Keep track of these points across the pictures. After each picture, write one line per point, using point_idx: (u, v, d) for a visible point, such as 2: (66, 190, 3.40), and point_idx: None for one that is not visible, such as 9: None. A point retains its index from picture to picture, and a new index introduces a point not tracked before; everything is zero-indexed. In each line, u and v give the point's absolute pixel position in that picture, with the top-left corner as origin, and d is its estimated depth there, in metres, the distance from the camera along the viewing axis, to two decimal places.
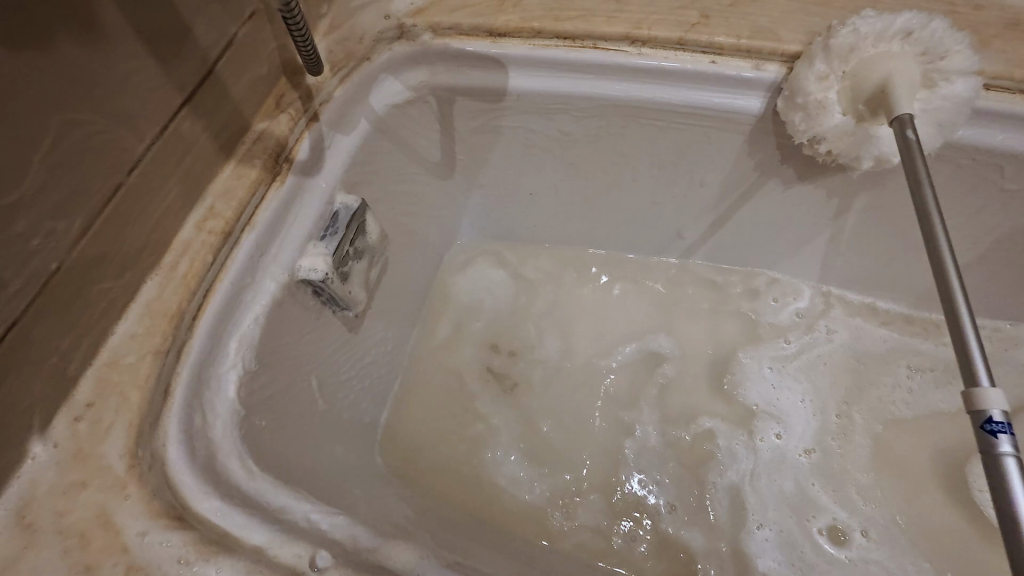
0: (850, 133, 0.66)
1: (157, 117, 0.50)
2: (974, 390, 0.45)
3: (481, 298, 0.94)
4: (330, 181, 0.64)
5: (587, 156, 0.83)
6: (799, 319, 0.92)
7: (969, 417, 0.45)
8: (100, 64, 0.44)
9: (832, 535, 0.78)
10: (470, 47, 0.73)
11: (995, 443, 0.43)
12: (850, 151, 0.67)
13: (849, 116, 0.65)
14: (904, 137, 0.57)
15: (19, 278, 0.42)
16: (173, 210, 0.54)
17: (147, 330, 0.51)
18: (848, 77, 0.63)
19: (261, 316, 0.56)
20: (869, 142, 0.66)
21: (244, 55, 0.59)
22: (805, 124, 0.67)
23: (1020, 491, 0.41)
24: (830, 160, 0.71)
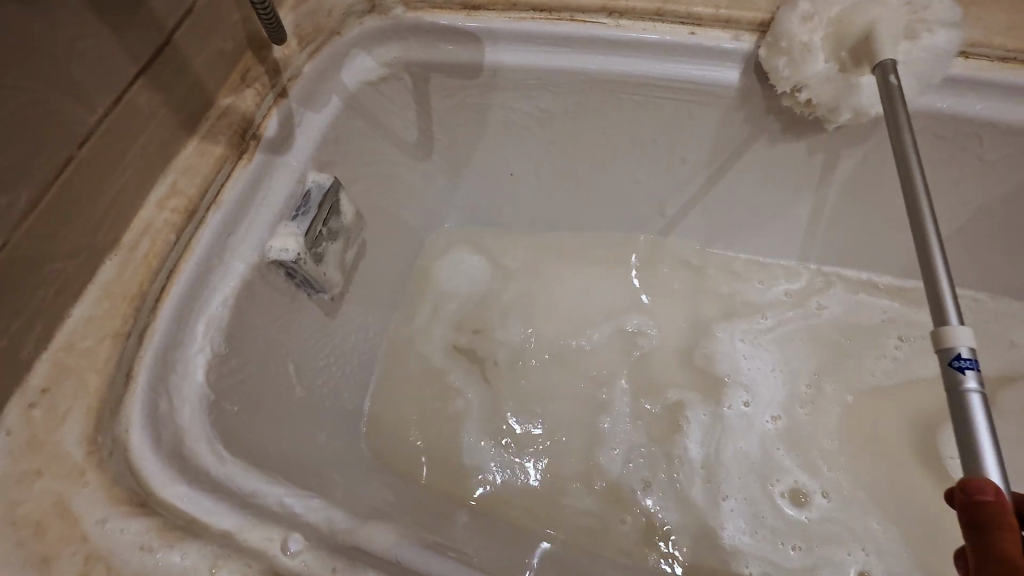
0: (832, 81, 0.64)
1: (109, 88, 0.47)
2: (943, 329, 0.45)
3: (463, 282, 0.92)
4: (301, 160, 0.62)
5: (567, 135, 0.82)
6: (789, 303, 0.92)
7: (936, 354, 0.46)
8: (42, 28, 0.42)
9: (794, 498, 0.78)
10: (443, 20, 0.71)
11: (961, 380, 0.43)
12: (832, 101, 0.66)
13: (831, 65, 0.64)
14: (887, 82, 0.58)
15: None
16: (132, 188, 0.51)
17: (106, 312, 0.48)
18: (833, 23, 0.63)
19: (230, 297, 0.53)
20: (850, 92, 0.65)
21: (205, 26, 0.56)
22: (788, 70, 0.65)
23: (982, 423, 0.42)
24: (808, 113, 0.70)
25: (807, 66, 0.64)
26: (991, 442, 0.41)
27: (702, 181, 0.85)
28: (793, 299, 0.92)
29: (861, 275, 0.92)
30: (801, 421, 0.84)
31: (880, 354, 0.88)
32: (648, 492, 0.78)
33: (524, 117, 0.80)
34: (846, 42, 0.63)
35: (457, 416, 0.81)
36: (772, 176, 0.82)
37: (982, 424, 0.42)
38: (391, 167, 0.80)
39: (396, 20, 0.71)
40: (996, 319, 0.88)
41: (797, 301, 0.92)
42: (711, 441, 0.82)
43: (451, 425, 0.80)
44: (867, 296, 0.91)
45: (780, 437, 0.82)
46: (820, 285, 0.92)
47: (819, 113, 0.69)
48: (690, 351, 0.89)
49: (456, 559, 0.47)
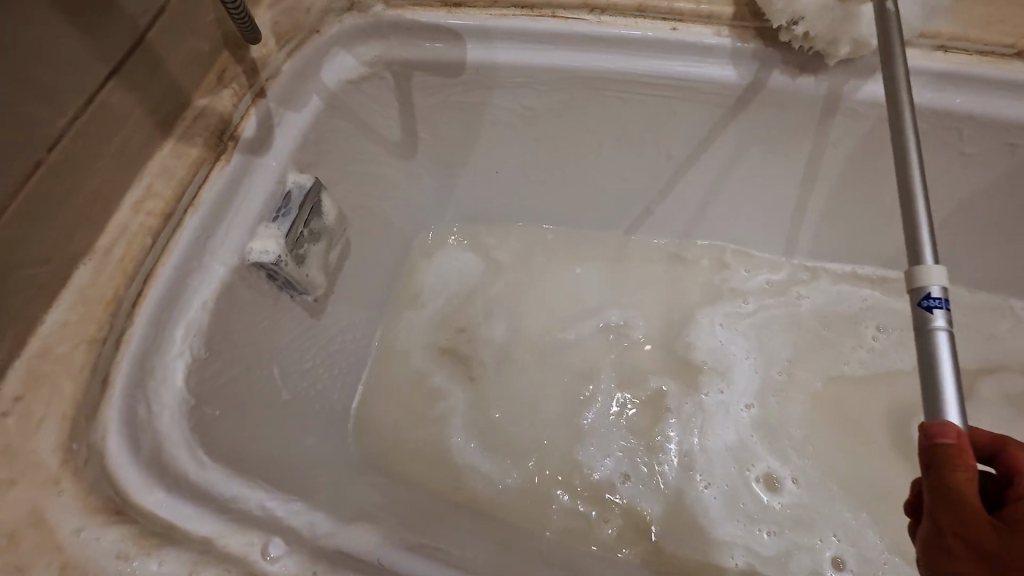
0: (829, 15, 0.62)
1: (79, 89, 0.46)
2: (917, 268, 0.44)
3: (450, 281, 0.92)
4: (281, 160, 0.62)
5: (551, 131, 0.82)
6: (772, 292, 0.92)
7: (908, 295, 0.45)
8: (7, 29, 0.41)
9: (767, 483, 0.79)
10: (423, 18, 0.70)
11: (930, 319, 0.43)
12: (830, 35, 0.63)
13: None
14: (880, 6, 0.54)
15: None
16: (105, 190, 0.51)
17: (81, 317, 0.48)
18: None
19: (209, 301, 0.53)
20: (850, 25, 0.62)
21: (179, 25, 0.55)
22: (783, 4, 0.63)
23: (948, 361, 0.42)
24: (807, 48, 0.67)
25: (800, 11, 0.62)
26: (955, 390, 0.41)
27: (685, 176, 0.85)
28: (780, 292, 0.92)
29: (848, 268, 0.92)
30: (775, 408, 0.85)
31: (858, 345, 0.89)
32: (631, 488, 0.78)
33: (508, 115, 0.79)
34: None
35: (445, 416, 0.81)
36: (754, 171, 0.82)
37: (948, 363, 0.42)
38: (374, 166, 0.80)
39: (376, 18, 0.70)
40: (979, 311, 0.89)
41: (780, 291, 0.92)
42: (693, 433, 0.82)
43: (439, 424, 0.80)
44: (852, 289, 0.92)
45: (755, 424, 0.83)
46: (803, 276, 0.93)
47: (818, 49, 0.66)
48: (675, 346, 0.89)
49: (440, 558, 0.47)
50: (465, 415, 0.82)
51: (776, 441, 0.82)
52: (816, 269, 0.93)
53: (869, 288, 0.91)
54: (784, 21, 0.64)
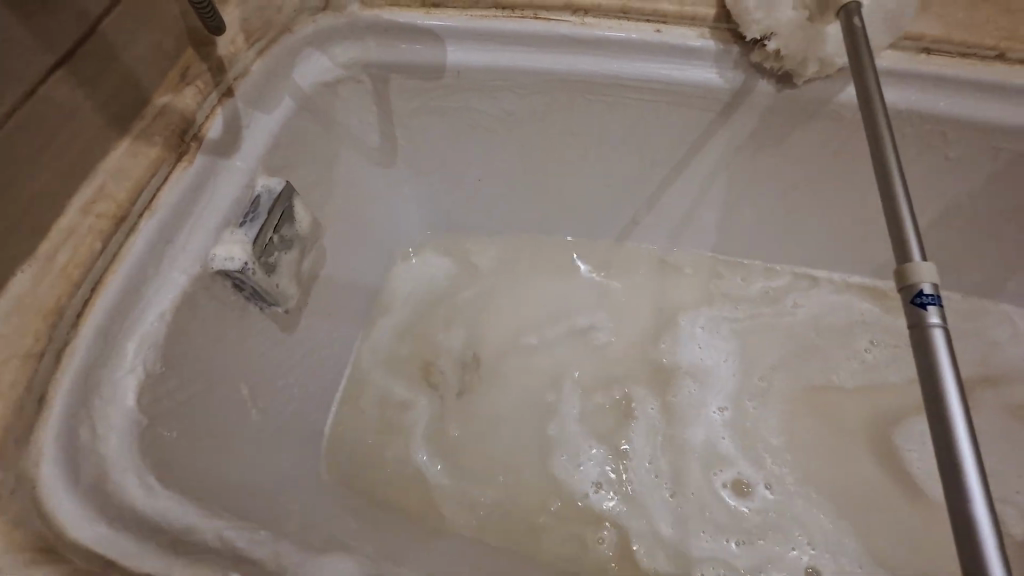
0: (801, 30, 0.62)
1: (19, 79, 0.42)
2: (909, 265, 0.42)
3: (430, 293, 0.89)
4: (249, 162, 0.58)
5: (535, 138, 0.80)
6: (767, 299, 0.91)
7: (899, 293, 0.43)
8: None
9: (736, 488, 0.78)
10: (402, 19, 0.68)
11: (924, 315, 0.40)
12: (799, 52, 0.64)
13: (799, 12, 0.62)
14: (850, 23, 0.57)
15: None
16: (50, 191, 0.46)
17: (15, 328, 0.43)
18: None
19: (166, 312, 0.48)
20: (818, 42, 0.63)
21: (139, 18, 0.52)
22: (761, 12, 0.63)
23: (946, 359, 0.39)
24: (777, 68, 0.67)
25: (775, 23, 0.63)
26: (956, 388, 0.39)
27: (670, 183, 0.84)
28: (771, 299, 0.91)
29: (837, 276, 0.91)
30: (751, 410, 0.83)
31: (851, 355, 0.87)
32: (595, 495, 0.76)
33: (490, 122, 0.77)
34: None
35: (422, 432, 0.77)
36: (740, 178, 0.81)
37: (946, 360, 0.39)
38: (351, 173, 0.77)
39: (352, 18, 0.67)
40: (967, 317, 0.89)
41: (774, 298, 0.91)
42: (677, 442, 0.80)
43: (415, 442, 0.76)
44: (847, 298, 0.90)
45: (726, 426, 0.82)
46: (802, 286, 0.92)
47: (788, 69, 0.66)
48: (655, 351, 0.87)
49: None
50: (443, 431, 0.78)
51: (756, 450, 0.80)
52: (812, 278, 0.92)
53: (852, 294, 0.90)
54: (756, 36, 0.65)
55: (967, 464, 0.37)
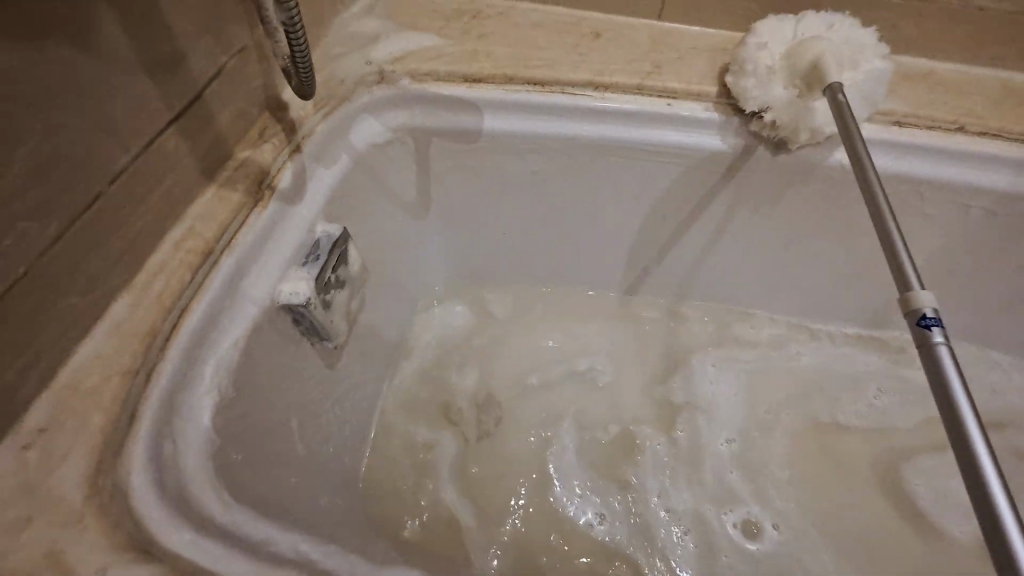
0: (792, 105, 0.72)
1: (144, 130, 0.49)
2: (909, 294, 0.49)
3: (451, 339, 0.96)
4: (313, 211, 0.65)
5: (557, 197, 0.88)
6: (773, 346, 0.99)
7: (905, 317, 0.49)
8: (98, 72, 0.44)
9: (747, 530, 0.83)
10: (446, 91, 0.77)
11: (929, 335, 0.46)
12: (791, 123, 0.73)
13: (791, 90, 0.73)
14: (837, 99, 0.67)
15: None
16: (151, 228, 0.52)
17: (117, 348, 0.47)
18: (785, 58, 0.73)
19: (240, 339, 0.53)
20: (808, 116, 0.72)
21: (233, 85, 0.60)
22: (758, 90, 0.73)
23: (954, 371, 0.44)
24: (773, 136, 0.77)
25: (770, 100, 0.73)
26: (965, 392, 0.43)
27: (678, 237, 0.92)
28: (784, 346, 0.99)
29: (835, 328, 1.00)
30: (756, 445, 0.90)
31: (862, 399, 0.95)
32: (602, 528, 0.80)
33: (517, 182, 0.86)
34: (798, 71, 0.72)
35: (443, 466, 0.82)
36: (742, 234, 0.90)
37: (954, 372, 0.44)
38: (392, 226, 0.84)
39: (401, 89, 0.77)
40: (955, 362, 0.96)
41: (780, 345, 0.99)
42: (690, 476, 0.86)
43: (435, 479, 0.80)
44: (850, 349, 0.99)
45: (733, 460, 0.88)
46: (805, 338, 1.00)
47: (782, 136, 0.76)
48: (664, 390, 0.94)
49: None
50: (462, 471, 0.82)
51: (758, 484, 0.86)
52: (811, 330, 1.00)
53: (853, 341, 0.99)
54: (755, 109, 0.74)
55: (984, 460, 0.40)
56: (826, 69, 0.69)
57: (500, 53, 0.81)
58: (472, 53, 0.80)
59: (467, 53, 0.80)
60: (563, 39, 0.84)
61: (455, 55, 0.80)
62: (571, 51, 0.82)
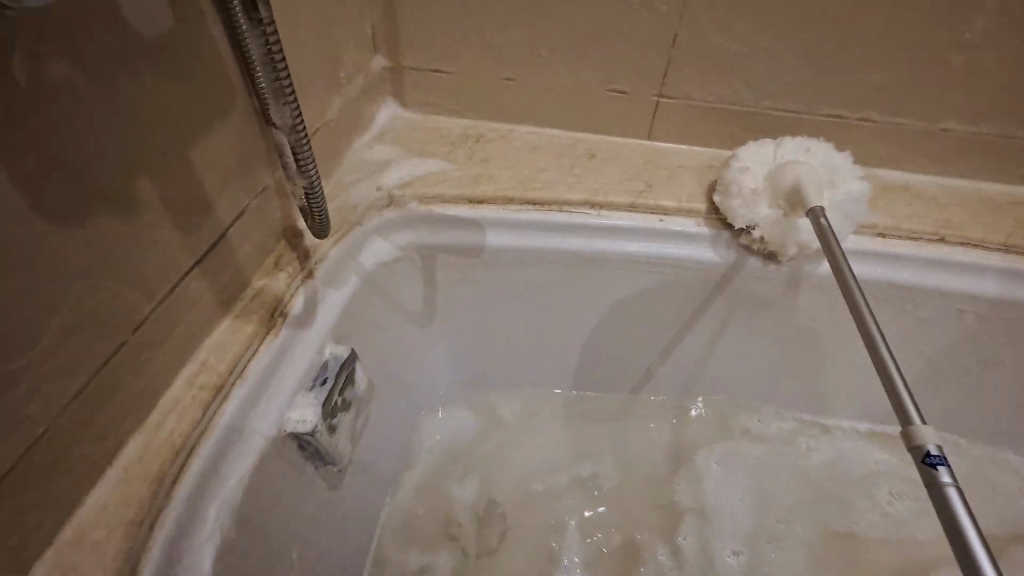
0: (777, 223, 0.76)
1: (168, 278, 0.52)
2: (911, 428, 0.49)
3: (460, 438, 0.98)
4: (323, 332, 0.66)
5: (557, 306, 0.91)
6: (791, 442, 0.99)
7: (911, 452, 0.49)
8: (131, 235, 0.47)
9: None
10: (451, 212, 0.82)
11: (936, 474, 0.46)
12: (779, 239, 0.77)
13: (775, 210, 0.77)
14: (819, 223, 0.70)
15: (7, 445, 0.40)
16: (167, 368, 0.54)
17: (125, 496, 0.48)
18: (768, 179, 0.77)
19: (244, 477, 0.53)
20: (794, 232, 0.77)
21: (253, 222, 0.64)
22: (744, 210, 0.78)
23: (966, 516, 0.43)
24: (761, 248, 0.81)
25: (756, 218, 0.77)
26: (986, 552, 0.42)
27: (676, 340, 0.93)
28: (793, 446, 0.99)
29: (855, 423, 0.99)
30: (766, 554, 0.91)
31: (876, 507, 0.94)
32: None
33: (519, 293, 0.89)
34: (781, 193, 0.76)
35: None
36: (741, 337, 0.91)
37: (967, 518, 0.43)
38: (399, 337, 0.87)
39: (408, 212, 0.81)
40: (968, 461, 0.95)
41: (798, 442, 0.99)
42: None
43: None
44: (867, 445, 0.99)
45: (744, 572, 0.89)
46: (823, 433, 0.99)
47: (770, 249, 0.80)
48: (668, 497, 0.96)
49: None
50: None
51: None
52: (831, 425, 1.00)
53: (863, 439, 0.99)
54: (743, 226, 0.79)
55: None
56: (807, 192, 0.73)
57: (502, 176, 0.87)
58: (475, 177, 0.86)
59: (470, 177, 0.86)
60: (561, 161, 0.90)
61: (460, 179, 0.85)
62: (568, 173, 0.88)
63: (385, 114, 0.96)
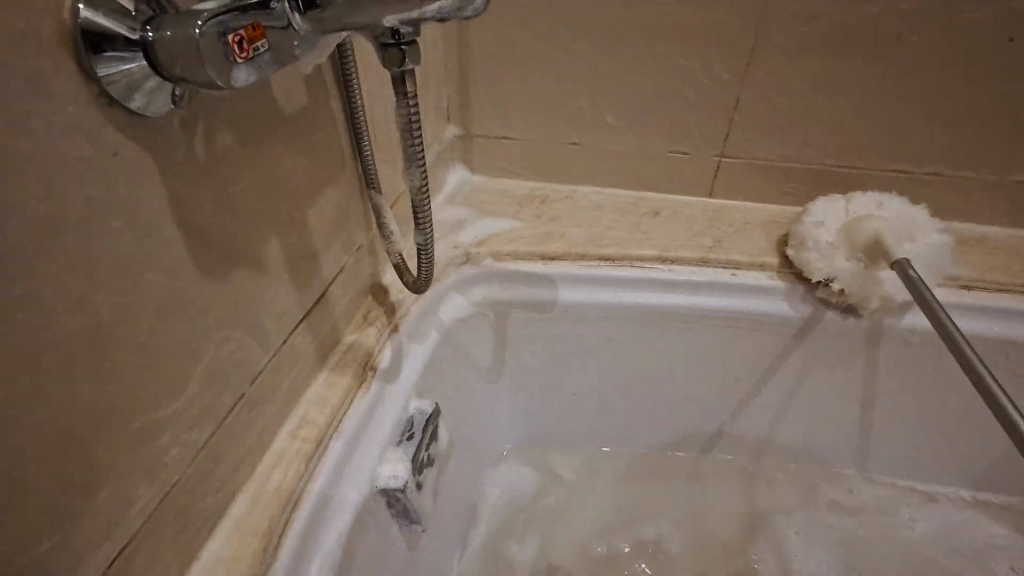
0: (858, 275, 0.76)
1: (283, 330, 0.54)
2: None
3: (523, 499, 0.94)
4: (409, 386, 0.67)
5: (627, 362, 0.90)
6: (882, 511, 0.93)
7: None
8: (261, 290, 0.50)
9: None
10: (525, 268, 0.84)
11: None
12: (860, 291, 0.76)
13: (853, 263, 0.76)
14: (908, 275, 0.70)
15: (148, 493, 0.42)
16: (274, 421, 0.55)
17: (237, 550, 0.48)
18: (843, 232, 0.78)
19: (344, 531, 0.53)
20: (875, 284, 0.76)
21: (350, 279, 0.67)
22: (822, 262, 0.77)
23: None
24: (841, 301, 0.79)
25: (835, 270, 0.77)
26: None
27: (749, 397, 0.90)
28: (883, 513, 0.92)
29: (955, 491, 0.92)
30: None
31: None
32: None
33: (589, 348, 0.89)
34: (859, 245, 0.76)
35: None
36: (819, 394, 0.88)
37: None
38: (472, 393, 0.86)
39: (483, 269, 0.84)
40: None
41: (891, 511, 0.92)
42: None
43: None
44: (972, 516, 0.91)
45: None
46: (920, 501, 0.93)
47: (852, 302, 0.78)
48: (742, 564, 0.90)
49: None
50: None
51: None
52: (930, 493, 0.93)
53: (966, 509, 0.92)
54: (821, 278, 0.78)
55: None
56: (887, 242, 0.73)
57: (572, 234, 0.89)
58: (547, 235, 0.88)
59: (542, 235, 0.88)
60: (627, 218, 0.93)
61: (532, 237, 0.88)
62: (636, 230, 0.90)
63: (453, 177, 1.01)
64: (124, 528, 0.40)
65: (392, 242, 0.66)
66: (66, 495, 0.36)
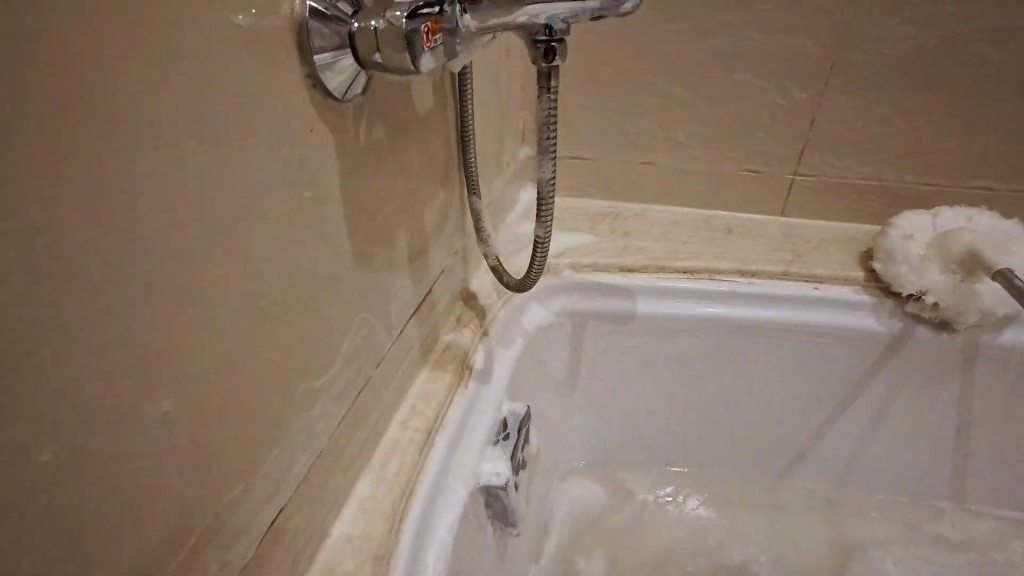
0: (955, 288, 0.74)
1: (401, 321, 0.57)
2: None
3: (589, 515, 0.92)
4: (501, 388, 0.66)
5: (703, 373, 0.88)
6: (976, 543, 0.88)
7: None
8: (389, 278, 0.53)
9: None
10: (604, 279, 0.85)
11: None
12: (956, 305, 0.74)
13: (948, 275, 0.75)
14: (1015, 286, 0.68)
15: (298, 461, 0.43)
16: (388, 410, 0.56)
17: (365, 530, 0.49)
18: (933, 245, 0.77)
19: (454, 526, 0.52)
20: (974, 297, 0.74)
21: (448, 280, 0.69)
22: (913, 274, 0.76)
23: None
24: (935, 316, 0.77)
25: (928, 283, 0.75)
26: None
27: (832, 416, 0.87)
28: (978, 546, 0.88)
29: None
30: None
31: None
32: None
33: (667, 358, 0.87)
34: (953, 258, 0.75)
35: None
36: (907, 415, 0.85)
37: None
38: (550, 404, 0.86)
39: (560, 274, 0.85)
40: None
41: (986, 544, 0.88)
42: None
43: None
44: None
45: None
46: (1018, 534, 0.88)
47: (946, 316, 0.76)
48: None
49: None
50: None
51: None
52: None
53: None
54: (913, 291, 0.76)
55: None
56: (986, 255, 0.73)
57: (648, 248, 0.90)
58: (624, 248, 0.90)
59: (619, 248, 0.90)
60: (701, 234, 0.94)
61: (609, 249, 0.89)
62: (712, 245, 0.91)
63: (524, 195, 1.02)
64: (258, 507, 0.40)
65: (488, 243, 0.67)
66: (216, 466, 0.35)
